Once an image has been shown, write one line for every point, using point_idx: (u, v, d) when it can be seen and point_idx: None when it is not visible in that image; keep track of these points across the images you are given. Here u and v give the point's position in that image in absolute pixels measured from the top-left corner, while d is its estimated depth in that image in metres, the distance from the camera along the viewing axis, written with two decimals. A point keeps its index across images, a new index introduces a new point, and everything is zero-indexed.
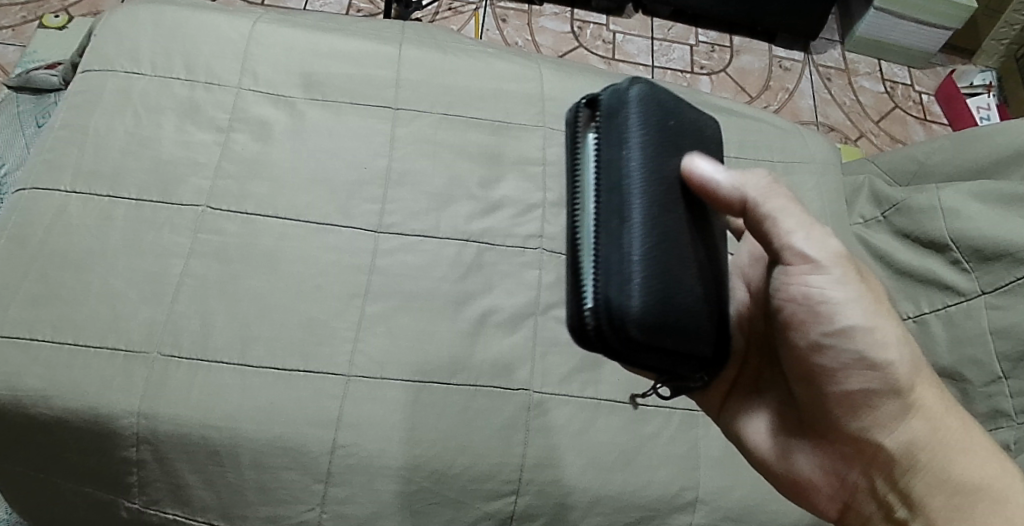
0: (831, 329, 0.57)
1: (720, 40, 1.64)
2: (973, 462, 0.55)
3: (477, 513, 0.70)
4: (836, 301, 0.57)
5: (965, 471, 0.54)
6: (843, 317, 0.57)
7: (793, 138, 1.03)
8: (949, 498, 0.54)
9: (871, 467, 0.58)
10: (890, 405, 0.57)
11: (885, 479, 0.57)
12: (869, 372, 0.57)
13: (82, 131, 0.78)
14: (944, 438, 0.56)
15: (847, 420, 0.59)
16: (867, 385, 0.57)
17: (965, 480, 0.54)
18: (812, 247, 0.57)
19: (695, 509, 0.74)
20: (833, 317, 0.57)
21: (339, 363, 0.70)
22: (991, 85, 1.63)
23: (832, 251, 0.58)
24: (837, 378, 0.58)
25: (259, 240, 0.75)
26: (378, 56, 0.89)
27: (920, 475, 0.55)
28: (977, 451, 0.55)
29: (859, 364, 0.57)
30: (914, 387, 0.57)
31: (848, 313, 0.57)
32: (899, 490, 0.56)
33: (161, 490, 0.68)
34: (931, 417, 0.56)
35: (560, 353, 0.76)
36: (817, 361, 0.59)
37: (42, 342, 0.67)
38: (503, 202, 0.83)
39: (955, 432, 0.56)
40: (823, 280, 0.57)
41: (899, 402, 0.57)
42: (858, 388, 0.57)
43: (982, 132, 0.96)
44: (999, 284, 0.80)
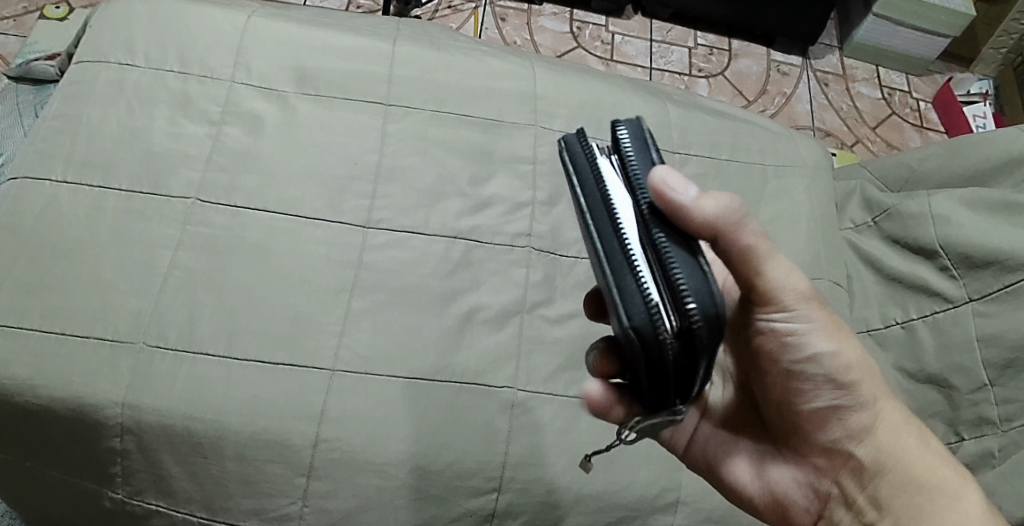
0: (801, 358, 0.56)
1: (718, 43, 1.64)
2: (929, 462, 0.57)
3: (459, 510, 0.70)
4: (806, 330, 0.55)
5: (924, 471, 0.56)
6: (812, 346, 0.55)
7: (786, 142, 1.03)
8: (914, 500, 0.55)
9: (841, 476, 0.59)
10: (858, 417, 0.57)
11: (855, 487, 0.58)
12: (839, 388, 0.57)
13: (74, 122, 0.78)
14: (904, 442, 0.57)
15: (817, 433, 0.59)
16: (835, 401, 0.57)
17: (926, 480, 0.56)
18: (783, 287, 0.53)
19: (676, 510, 0.75)
20: (804, 346, 0.55)
21: (324, 357, 0.70)
22: (988, 94, 1.63)
23: (800, 291, 0.54)
24: (808, 398, 0.57)
25: (248, 234, 0.75)
26: (371, 52, 0.89)
27: (888, 479, 0.57)
28: (932, 452, 0.57)
29: (828, 385, 0.56)
30: (877, 395, 0.58)
31: (821, 340, 0.55)
32: (869, 495, 0.57)
33: (145, 481, 0.68)
34: (892, 423, 0.58)
35: (545, 352, 0.77)
36: (789, 383, 0.57)
37: (30, 331, 0.67)
38: (493, 200, 0.83)
39: (912, 435, 0.58)
40: (792, 316, 0.54)
41: (865, 412, 0.57)
42: (825, 406, 0.57)
43: (974, 139, 0.97)
44: (987, 291, 0.80)
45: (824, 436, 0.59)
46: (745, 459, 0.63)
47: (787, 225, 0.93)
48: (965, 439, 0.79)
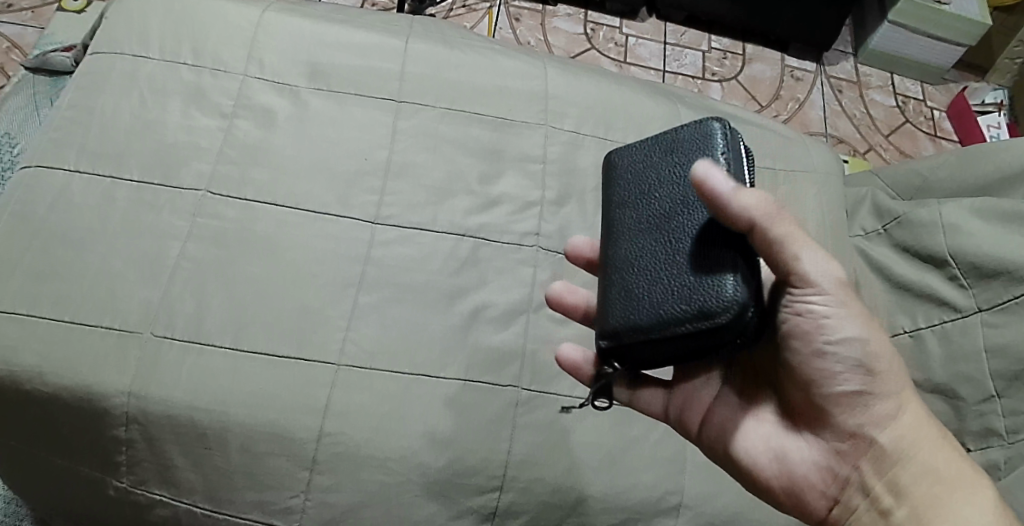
0: (835, 338, 0.56)
1: (732, 47, 1.63)
2: (944, 456, 0.58)
3: (461, 508, 0.70)
4: (841, 309, 0.56)
5: (942, 464, 0.57)
6: (845, 329, 0.56)
7: (797, 148, 1.03)
8: (934, 494, 0.56)
9: (860, 463, 0.58)
10: (882, 404, 0.57)
11: (874, 473, 0.58)
12: (866, 372, 0.57)
13: (89, 112, 0.79)
14: (923, 432, 0.58)
15: (838, 418, 0.58)
16: (863, 388, 0.57)
17: (945, 475, 0.57)
18: (816, 267, 0.55)
19: (679, 513, 0.74)
20: (836, 328, 0.56)
21: (330, 351, 0.71)
22: (1002, 104, 1.62)
23: (834, 272, 0.56)
24: (835, 381, 0.57)
25: (257, 226, 0.75)
26: (384, 48, 0.89)
27: (909, 468, 0.57)
28: (944, 443, 0.58)
29: (857, 371, 0.56)
30: (901, 385, 0.58)
31: (852, 323, 0.56)
32: (887, 481, 0.57)
33: (148, 471, 0.68)
34: (913, 412, 0.58)
35: (551, 351, 0.77)
36: (815, 367, 0.57)
37: (39, 319, 0.68)
38: (502, 199, 0.83)
39: (930, 426, 0.58)
40: (825, 299, 0.55)
41: (889, 400, 0.57)
42: (853, 392, 0.57)
43: (987, 149, 0.96)
44: (996, 301, 0.79)
45: (846, 421, 0.58)
46: (763, 437, 0.63)
47: None
48: (970, 450, 0.79)
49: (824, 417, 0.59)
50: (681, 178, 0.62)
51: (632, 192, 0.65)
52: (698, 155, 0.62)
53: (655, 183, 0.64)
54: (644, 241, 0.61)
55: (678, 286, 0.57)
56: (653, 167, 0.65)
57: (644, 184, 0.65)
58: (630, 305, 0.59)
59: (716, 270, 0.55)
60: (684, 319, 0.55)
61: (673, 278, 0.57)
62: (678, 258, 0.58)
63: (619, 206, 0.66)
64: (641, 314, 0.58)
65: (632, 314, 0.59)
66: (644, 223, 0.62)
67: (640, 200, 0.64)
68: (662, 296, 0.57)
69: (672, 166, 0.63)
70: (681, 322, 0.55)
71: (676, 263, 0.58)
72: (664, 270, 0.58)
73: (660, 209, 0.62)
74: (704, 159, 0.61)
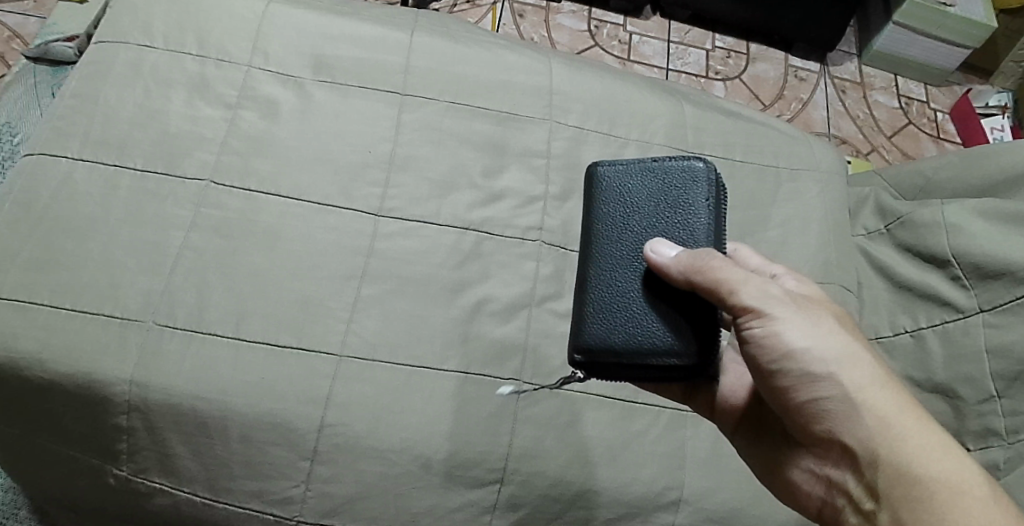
0: (777, 354, 0.56)
1: (736, 46, 1.63)
2: (936, 460, 0.51)
3: (461, 500, 0.70)
4: (779, 325, 0.56)
5: (927, 469, 0.51)
6: (786, 342, 0.56)
7: (800, 146, 1.02)
8: (913, 502, 0.50)
9: (841, 466, 0.55)
10: (841, 406, 0.54)
11: (852, 474, 0.55)
12: (814, 381, 0.55)
13: (93, 100, 0.79)
14: (902, 431, 0.52)
15: (806, 422, 0.57)
16: (817, 394, 0.55)
17: (932, 479, 0.50)
18: (752, 293, 0.56)
19: (678, 509, 0.74)
20: (781, 344, 0.56)
21: (330, 342, 0.71)
22: (1006, 107, 1.62)
23: (771, 295, 0.57)
24: (790, 391, 0.57)
25: (260, 217, 0.75)
26: (388, 42, 0.89)
27: (885, 470, 0.52)
28: (934, 443, 0.52)
29: (805, 379, 0.55)
30: (865, 384, 0.54)
31: (798, 338, 0.55)
32: (865, 483, 0.53)
33: (149, 459, 0.68)
34: (890, 411, 0.53)
35: (552, 345, 0.77)
36: (772, 380, 0.58)
37: (41, 306, 0.68)
38: (505, 193, 0.83)
39: (916, 425, 0.53)
40: (764, 321, 0.56)
41: (848, 401, 0.54)
42: (808, 399, 0.56)
43: (990, 151, 0.96)
44: (998, 302, 0.79)
45: (814, 425, 0.56)
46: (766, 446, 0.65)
47: (798, 230, 0.93)
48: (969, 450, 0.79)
49: (797, 421, 0.58)
50: (663, 218, 0.65)
51: (614, 214, 0.67)
52: (684, 201, 0.64)
53: (638, 213, 0.66)
54: (623, 268, 0.65)
55: (652, 321, 0.62)
56: (639, 193, 0.67)
57: (626, 209, 0.67)
58: (606, 326, 0.63)
59: (688, 315, 0.61)
60: (655, 354, 0.61)
61: (647, 311, 0.62)
62: (653, 294, 0.63)
63: (598, 224, 0.67)
64: (616, 338, 0.62)
65: (608, 336, 0.63)
66: (623, 249, 0.65)
67: (621, 224, 0.66)
68: (637, 325, 0.62)
69: (657, 202, 0.66)
70: (652, 357, 0.61)
71: (651, 297, 0.62)
72: (640, 300, 0.63)
73: (639, 241, 0.65)
74: (691, 206, 0.64)
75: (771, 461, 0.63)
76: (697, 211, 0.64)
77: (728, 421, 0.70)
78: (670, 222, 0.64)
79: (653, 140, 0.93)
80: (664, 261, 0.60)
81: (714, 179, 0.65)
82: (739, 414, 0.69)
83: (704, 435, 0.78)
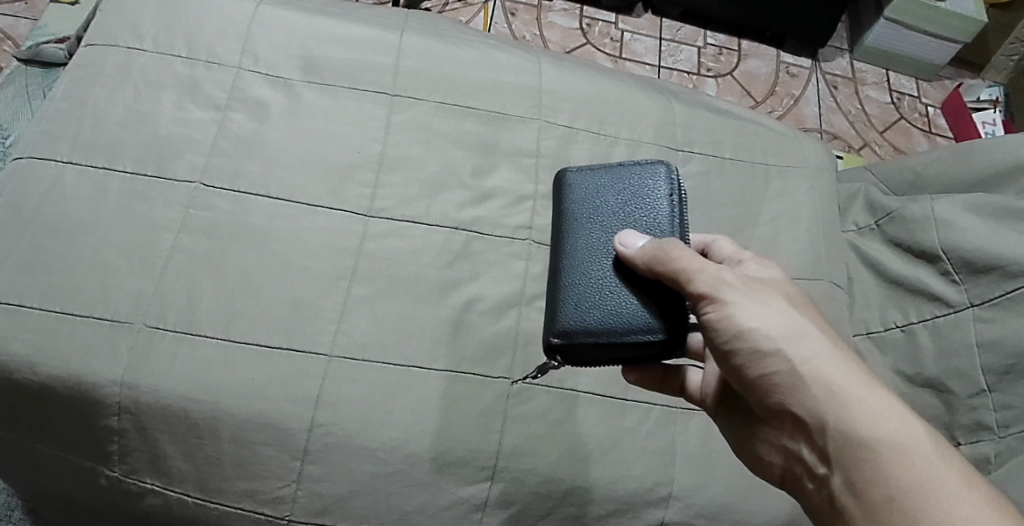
0: (729, 334, 0.56)
1: (727, 43, 1.64)
2: (884, 419, 0.49)
3: (452, 498, 0.70)
4: (732, 307, 0.56)
5: (873, 429, 0.49)
6: (740, 322, 0.55)
7: (789, 141, 1.02)
8: (861, 462, 0.48)
9: (796, 434, 0.54)
10: (787, 378, 0.53)
11: (806, 442, 0.53)
12: (762, 358, 0.54)
13: (81, 104, 0.79)
14: (850, 395, 0.51)
15: (762, 396, 0.56)
16: (766, 369, 0.54)
17: (878, 438, 0.49)
18: (706, 279, 0.57)
19: (669, 505, 0.75)
20: (735, 324, 0.55)
21: (322, 342, 0.71)
22: (997, 101, 1.62)
23: (725, 280, 0.57)
24: (743, 368, 0.56)
25: (250, 218, 0.76)
26: (378, 43, 0.89)
27: (833, 435, 0.51)
28: (879, 404, 0.50)
29: (754, 356, 0.55)
30: (814, 357, 0.53)
31: (753, 319, 0.55)
32: (817, 451, 0.52)
33: (140, 460, 0.68)
34: (838, 377, 0.52)
35: (541, 343, 0.77)
36: (727, 360, 0.57)
37: (31, 309, 0.68)
38: (495, 192, 0.83)
39: (864, 388, 0.51)
40: (718, 307, 0.56)
41: (795, 372, 0.53)
42: (759, 373, 0.55)
43: (980, 145, 0.96)
44: (989, 296, 0.80)
45: (768, 400, 0.55)
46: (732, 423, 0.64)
47: (787, 226, 0.93)
48: (960, 444, 0.79)
49: (753, 396, 0.57)
50: (628, 214, 0.68)
51: (582, 213, 0.69)
52: (648, 198, 0.68)
53: (606, 212, 0.68)
54: (596, 259, 0.66)
55: (627, 303, 0.63)
56: (605, 192, 0.69)
57: (595, 210, 0.69)
58: (582, 311, 0.64)
59: (658, 296, 0.63)
60: (631, 333, 0.62)
61: (622, 295, 0.64)
62: (625, 281, 0.64)
63: (568, 224, 0.69)
64: (594, 320, 0.63)
65: (582, 318, 0.64)
66: (594, 242, 0.67)
67: (590, 220, 0.68)
68: (614, 307, 0.63)
69: (621, 200, 0.68)
70: (627, 334, 0.62)
71: (625, 281, 0.64)
72: (614, 285, 0.64)
73: (609, 235, 0.67)
74: (655, 201, 0.67)
75: (742, 436, 0.63)
76: (661, 205, 0.67)
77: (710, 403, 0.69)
78: (634, 217, 0.67)
79: (643, 138, 0.93)
80: (631, 252, 0.63)
81: (675, 177, 0.68)
82: (719, 396, 0.68)
83: (693, 431, 0.78)
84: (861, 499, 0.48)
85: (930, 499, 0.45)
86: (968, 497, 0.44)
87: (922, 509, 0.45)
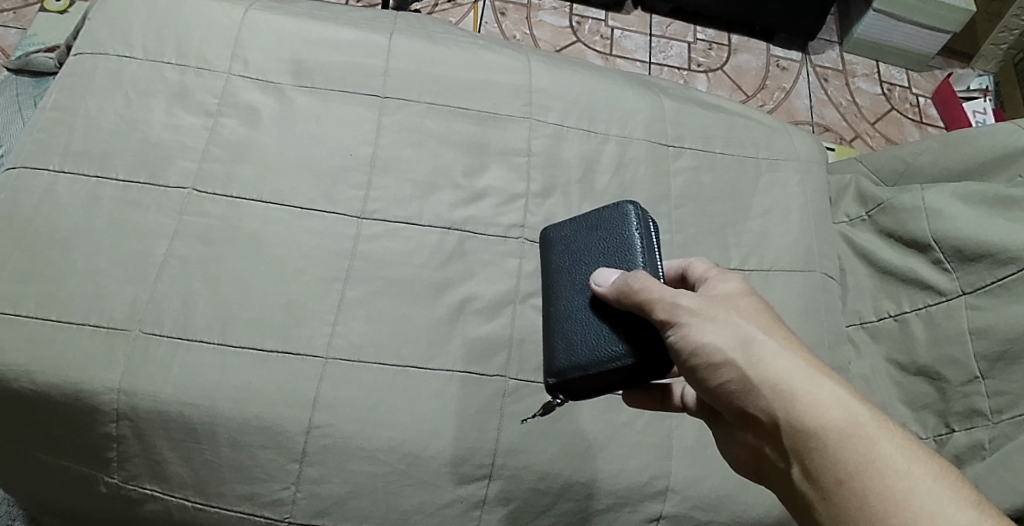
0: (688, 350, 0.54)
1: (718, 38, 1.64)
2: (834, 409, 0.48)
3: (450, 496, 0.71)
4: (687, 326, 0.54)
5: (824, 421, 0.47)
6: (696, 336, 0.53)
7: (778, 135, 1.03)
8: (818, 456, 0.47)
9: (753, 434, 0.52)
10: (742, 384, 0.51)
11: (766, 441, 0.52)
12: (715, 368, 0.52)
13: (72, 112, 0.79)
14: (799, 392, 0.49)
15: (718, 402, 0.54)
16: (722, 379, 0.52)
17: (829, 429, 0.47)
18: (662, 305, 0.56)
19: (666, 498, 0.75)
20: (693, 341, 0.53)
21: (317, 345, 0.71)
22: (988, 90, 1.63)
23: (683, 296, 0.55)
24: (701, 378, 0.54)
25: (243, 223, 0.76)
26: (367, 45, 0.89)
27: (789, 434, 0.49)
28: (827, 393, 0.49)
29: (709, 367, 0.53)
30: (764, 357, 0.51)
31: (709, 334, 0.53)
32: (776, 449, 0.51)
33: (140, 466, 0.69)
34: (786, 375, 0.50)
35: (537, 341, 0.78)
36: (688, 373, 0.55)
37: (27, 318, 0.68)
38: (487, 192, 0.84)
39: (811, 380, 0.49)
40: (677, 327, 0.55)
41: (747, 378, 0.51)
42: (714, 382, 0.53)
43: (968, 134, 0.97)
44: (980, 284, 0.81)
45: (726, 405, 0.53)
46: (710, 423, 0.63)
47: (778, 219, 0.94)
48: (954, 431, 0.79)
49: (712, 401, 0.55)
50: (603, 248, 0.69)
51: (567, 257, 0.72)
52: (617, 233, 0.68)
53: (586, 250, 0.70)
54: (579, 296, 0.68)
55: (605, 334, 0.64)
56: (582, 235, 0.72)
57: (576, 251, 0.71)
58: (570, 347, 0.66)
59: (633, 320, 0.63)
60: (612, 361, 0.62)
61: (602, 325, 0.65)
62: (603, 312, 0.65)
63: (555, 270, 0.72)
64: (579, 355, 0.65)
65: (570, 354, 0.65)
66: (575, 283, 0.69)
67: (573, 263, 0.71)
68: (595, 338, 0.65)
69: (597, 236, 0.70)
70: (609, 362, 0.63)
71: (603, 313, 0.65)
72: (594, 318, 0.66)
73: (587, 273, 0.69)
74: (622, 234, 0.68)
75: (714, 431, 0.61)
76: (627, 235, 0.67)
77: (703, 410, 0.64)
78: (610, 252, 0.68)
79: (634, 134, 0.94)
80: (603, 285, 0.64)
81: (637, 208, 0.69)
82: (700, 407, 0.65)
83: (689, 425, 0.79)
84: (822, 493, 0.47)
85: (884, 485, 0.44)
86: (919, 478, 0.44)
87: (880, 498, 0.44)
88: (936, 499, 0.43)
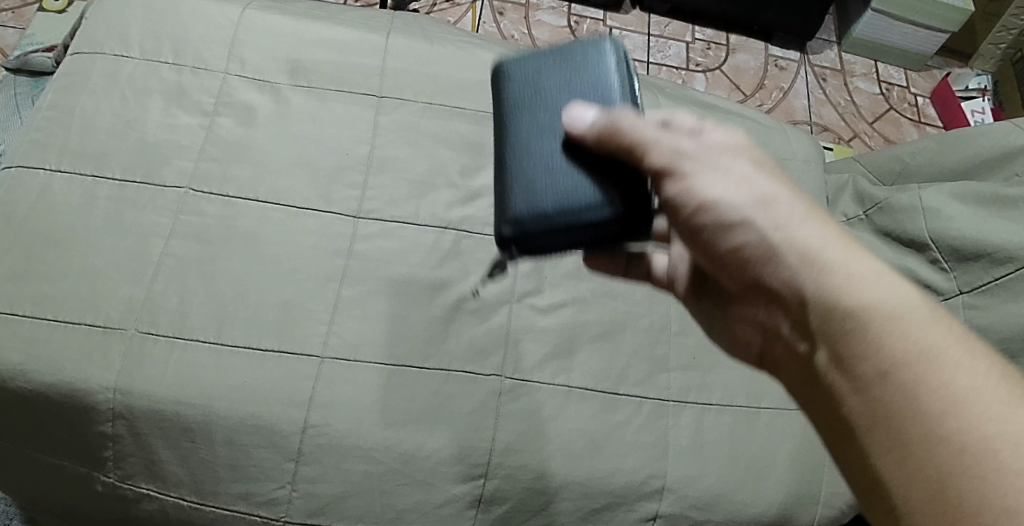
0: (696, 209, 0.53)
1: (716, 38, 1.64)
2: (874, 285, 0.47)
3: (446, 495, 0.71)
4: (695, 177, 0.53)
5: (862, 296, 0.47)
6: (709, 194, 0.52)
7: (775, 134, 1.03)
8: (852, 331, 0.47)
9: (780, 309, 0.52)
10: (762, 245, 0.51)
11: (791, 314, 0.51)
12: (732, 229, 0.52)
13: (68, 112, 0.79)
14: (833, 264, 0.48)
15: (738, 270, 0.54)
16: (741, 242, 0.52)
17: (868, 307, 0.46)
18: (664, 152, 0.54)
19: (662, 497, 0.75)
20: (702, 194, 0.52)
21: (313, 345, 0.71)
22: (986, 89, 1.64)
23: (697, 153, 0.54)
24: (717, 240, 0.54)
25: (239, 223, 0.76)
26: (364, 45, 0.89)
27: (818, 309, 0.49)
28: (865, 270, 0.48)
29: (726, 228, 0.52)
30: (786, 221, 0.50)
31: (720, 187, 0.52)
32: (799, 321, 0.51)
33: (136, 465, 0.69)
34: (816, 244, 0.49)
35: (533, 340, 0.78)
36: (703, 238, 0.55)
37: (22, 317, 0.68)
38: (483, 191, 0.84)
39: (848, 255, 0.49)
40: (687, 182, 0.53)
41: (769, 238, 0.50)
42: (734, 246, 0.53)
43: (965, 132, 0.97)
44: (977, 284, 0.81)
45: (745, 269, 0.53)
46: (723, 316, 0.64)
47: None
48: None
49: (731, 271, 0.55)
50: (575, 87, 0.62)
51: (525, 91, 0.64)
52: (593, 72, 0.62)
53: (552, 84, 0.63)
54: (545, 135, 0.61)
55: (579, 181, 0.58)
56: (546, 69, 0.64)
57: (537, 86, 0.63)
58: (532, 196, 0.59)
59: (611, 164, 0.58)
60: (589, 211, 0.57)
61: (573, 168, 0.59)
62: (575, 157, 0.59)
63: (512, 103, 0.64)
64: (544, 204, 0.58)
65: (532, 203, 0.59)
66: (538, 122, 0.62)
67: (534, 99, 0.63)
68: (565, 186, 0.58)
69: (566, 72, 0.63)
70: (584, 211, 0.57)
71: (575, 158, 0.59)
72: (564, 163, 0.59)
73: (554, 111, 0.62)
74: (601, 75, 0.62)
75: (730, 316, 0.62)
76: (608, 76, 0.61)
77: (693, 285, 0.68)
78: (584, 93, 0.62)
79: None
80: (576, 123, 0.58)
81: (620, 49, 0.63)
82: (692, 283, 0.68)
83: (685, 425, 0.79)
84: (856, 377, 0.46)
85: (927, 370, 0.43)
86: (964, 364, 0.43)
87: (923, 382, 0.43)
88: (982, 382, 0.42)
